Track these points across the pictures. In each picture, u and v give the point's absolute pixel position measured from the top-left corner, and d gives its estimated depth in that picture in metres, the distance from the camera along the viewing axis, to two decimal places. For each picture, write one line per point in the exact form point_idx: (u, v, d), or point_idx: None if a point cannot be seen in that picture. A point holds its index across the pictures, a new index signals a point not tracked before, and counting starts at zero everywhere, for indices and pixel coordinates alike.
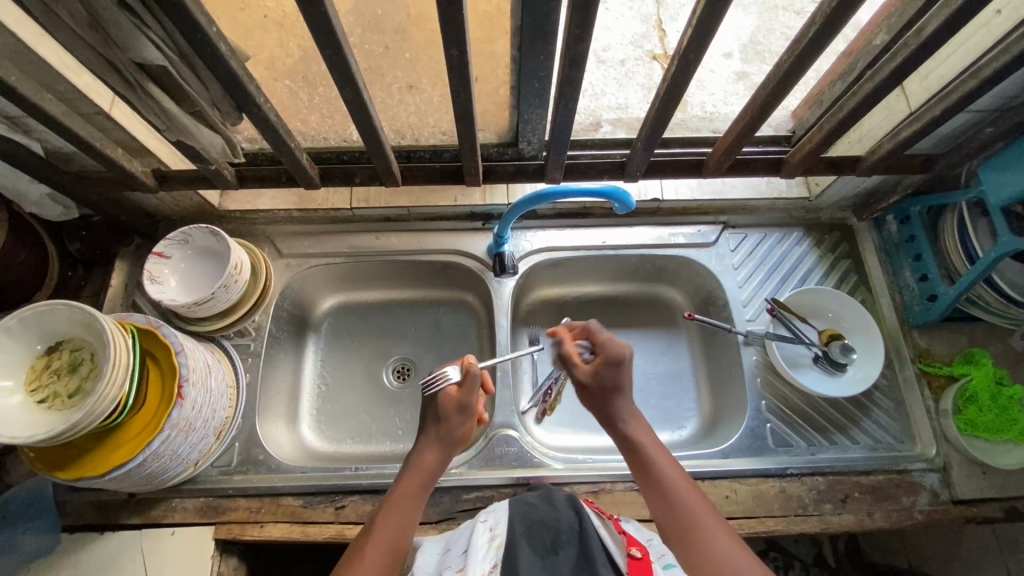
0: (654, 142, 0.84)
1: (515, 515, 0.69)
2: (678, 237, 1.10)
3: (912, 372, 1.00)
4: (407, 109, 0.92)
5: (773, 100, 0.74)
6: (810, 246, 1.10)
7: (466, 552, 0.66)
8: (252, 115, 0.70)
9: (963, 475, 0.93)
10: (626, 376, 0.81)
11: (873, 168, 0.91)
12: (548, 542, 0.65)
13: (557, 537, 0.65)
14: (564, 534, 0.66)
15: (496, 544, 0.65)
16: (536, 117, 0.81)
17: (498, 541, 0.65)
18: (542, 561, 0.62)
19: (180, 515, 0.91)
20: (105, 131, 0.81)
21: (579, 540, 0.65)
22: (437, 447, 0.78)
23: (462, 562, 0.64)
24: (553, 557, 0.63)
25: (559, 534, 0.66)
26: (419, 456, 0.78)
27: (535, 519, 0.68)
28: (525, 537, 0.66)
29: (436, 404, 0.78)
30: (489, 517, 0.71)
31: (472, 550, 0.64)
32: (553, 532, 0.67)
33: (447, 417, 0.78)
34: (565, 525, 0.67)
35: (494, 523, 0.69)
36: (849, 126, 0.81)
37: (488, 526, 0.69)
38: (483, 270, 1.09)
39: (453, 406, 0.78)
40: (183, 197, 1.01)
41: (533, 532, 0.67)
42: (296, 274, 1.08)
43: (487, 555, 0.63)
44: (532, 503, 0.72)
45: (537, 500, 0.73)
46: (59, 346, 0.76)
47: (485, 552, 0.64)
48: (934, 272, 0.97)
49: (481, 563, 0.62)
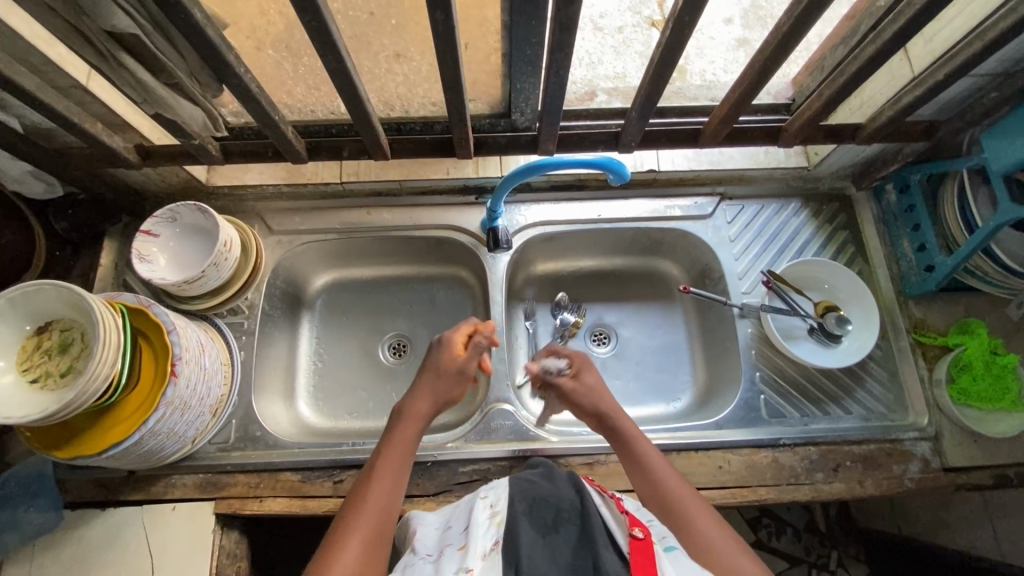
0: (649, 111, 0.81)
1: (516, 493, 0.71)
2: (675, 209, 1.09)
3: (908, 343, 1.00)
4: (394, 79, 0.88)
5: (773, 64, 0.72)
6: (807, 217, 1.09)
7: (467, 529, 0.67)
8: (232, 86, 0.68)
9: (954, 443, 0.94)
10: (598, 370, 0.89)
11: (873, 136, 0.88)
12: (550, 520, 0.66)
13: (558, 515, 0.67)
14: (565, 512, 0.67)
15: (496, 521, 0.66)
16: (528, 86, 0.79)
17: (499, 518, 0.67)
18: (543, 539, 0.63)
19: (180, 491, 0.91)
20: (83, 106, 0.78)
21: (580, 519, 0.66)
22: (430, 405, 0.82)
23: (463, 539, 0.65)
24: (553, 534, 0.64)
25: (560, 512, 0.67)
26: (413, 410, 0.81)
27: (537, 497, 0.70)
28: (527, 515, 0.67)
29: (444, 365, 0.84)
30: (489, 494, 0.72)
31: (474, 525, 0.66)
32: (553, 511, 0.68)
33: (454, 377, 0.84)
34: (567, 504, 0.68)
35: (494, 500, 0.70)
36: (851, 91, 0.79)
37: (489, 503, 0.70)
38: (477, 245, 1.08)
39: (462, 367, 0.84)
40: (169, 173, 0.99)
41: (536, 510, 0.68)
42: (288, 252, 1.07)
43: (488, 532, 0.65)
44: (533, 481, 0.74)
45: (538, 478, 0.75)
46: (49, 326, 0.76)
47: (486, 528, 0.65)
48: (932, 242, 0.95)
49: (483, 539, 0.63)
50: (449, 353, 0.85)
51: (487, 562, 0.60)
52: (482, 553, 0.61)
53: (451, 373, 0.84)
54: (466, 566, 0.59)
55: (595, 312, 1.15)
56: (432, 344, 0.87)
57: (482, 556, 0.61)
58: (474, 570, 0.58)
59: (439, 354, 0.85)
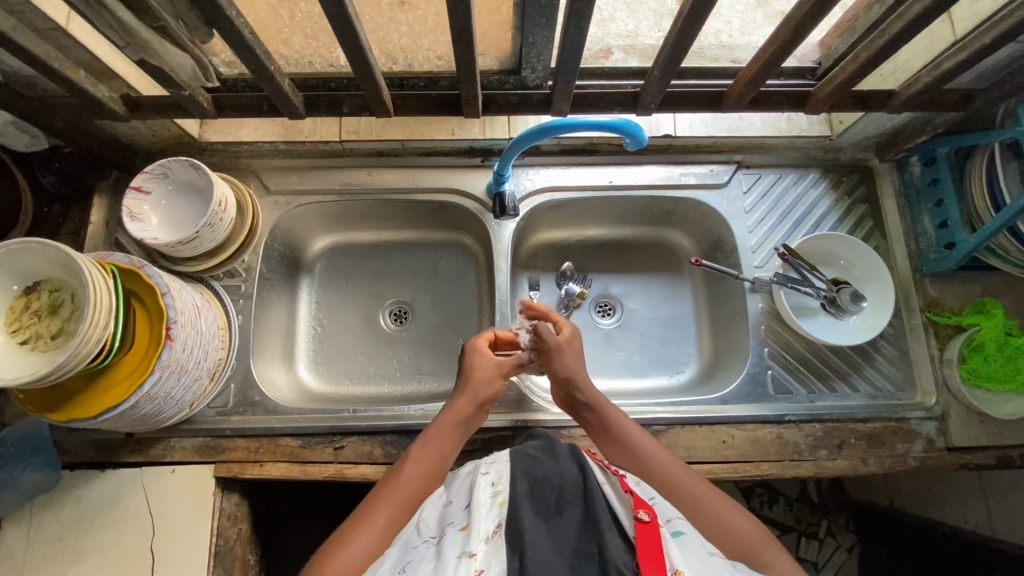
0: (671, 71, 0.76)
1: (518, 471, 0.69)
2: (689, 176, 1.04)
3: (921, 321, 0.98)
4: (398, 29, 0.80)
5: (811, 21, 0.66)
6: (826, 189, 1.05)
7: (469, 507, 0.66)
8: (224, 31, 0.62)
9: (960, 423, 0.93)
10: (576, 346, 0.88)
11: (906, 105, 0.83)
12: (552, 501, 0.64)
13: (561, 497, 0.64)
14: (568, 494, 0.65)
15: (499, 501, 0.66)
16: (542, 40, 0.73)
17: (500, 498, 0.66)
18: (546, 523, 0.61)
19: (179, 455, 0.91)
20: (64, 50, 0.73)
21: (584, 500, 0.64)
22: (471, 406, 0.82)
23: (464, 520, 0.65)
24: (557, 517, 0.62)
25: (563, 493, 0.65)
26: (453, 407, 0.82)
27: (539, 476, 0.68)
28: (529, 495, 0.65)
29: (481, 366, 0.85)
30: (490, 470, 0.73)
31: (476, 506, 0.65)
32: (556, 491, 0.66)
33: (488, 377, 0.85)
34: (570, 484, 0.66)
35: (496, 479, 0.70)
36: (890, 54, 0.73)
37: (491, 481, 0.70)
38: (482, 211, 1.04)
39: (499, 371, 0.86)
40: (159, 127, 0.93)
41: (538, 490, 0.66)
42: (285, 213, 1.03)
43: (490, 512, 0.64)
44: (534, 457, 0.72)
45: (539, 453, 0.73)
46: (37, 286, 0.72)
47: (487, 509, 0.64)
48: (954, 219, 0.92)
49: (486, 521, 0.62)
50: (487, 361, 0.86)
51: (491, 545, 0.59)
52: (485, 536, 0.60)
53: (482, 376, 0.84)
54: (469, 550, 0.58)
55: (601, 283, 1.13)
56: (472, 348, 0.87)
57: (484, 539, 0.60)
58: (478, 555, 0.57)
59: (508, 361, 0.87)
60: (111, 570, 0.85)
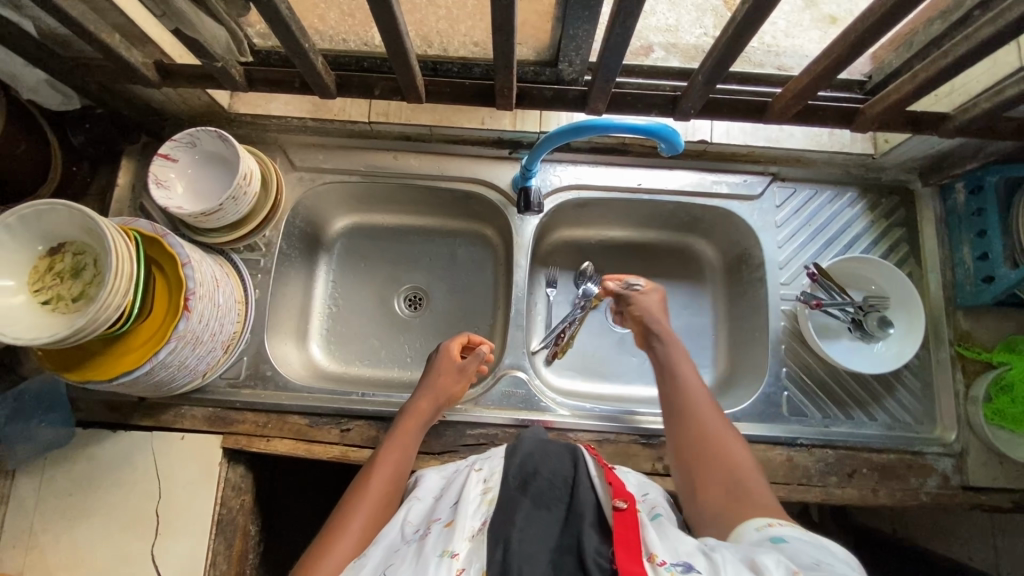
0: (717, 78, 0.73)
1: (509, 467, 0.69)
2: (721, 185, 1.01)
3: (948, 355, 0.95)
4: (437, 12, 0.80)
5: (871, 37, 0.63)
6: (863, 209, 1.01)
7: (456, 505, 0.66)
8: (261, 5, 0.61)
9: (978, 462, 0.91)
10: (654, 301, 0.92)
11: (960, 130, 0.79)
12: (541, 496, 0.64)
13: (549, 492, 0.64)
14: (556, 490, 0.64)
15: (487, 498, 0.66)
16: (583, 34, 0.71)
17: (489, 496, 0.66)
18: (533, 515, 0.60)
19: (189, 423, 0.92)
20: (100, 12, 0.72)
21: (570, 497, 0.64)
22: (431, 405, 0.85)
23: (451, 516, 0.65)
24: (544, 511, 0.61)
25: (553, 488, 0.65)
26: (417, 406, 0.84)
27: (528, 471, 0.68)
28: (520, 492, 0.65)
29: (437, 368, 0.88)
30: (483, 466, 0.73)
31: (463, 504, 0.65)
32: (546, 486, 0.65)
33: (449, 376, 0.87)
34: (560, 480, 0.66)
35: (487, 476, 0.70)
36: (950, 77, 0.70)
37: (482, 477, 0.70)
38: (506, 204, 1.02)
39: (456, 371, 0.88)
40: (190, 95, 0.93)
41: (528, 484, 0.66)
42: (308, 190, 1.02)
43: (477, 509, 0.64)
44: (526, 451, 0.72)
45: (532, 446, 0.73)
46: (62, 248, 0.73)
47: (475, 506, 0.64)
48: (996, 253, 0.88)
49: (471, 518, 0.62)
50: (447, 362, 0.89)
51: (472, 544, 0.58)
52: (470, 532, 0.60)
53: (440, 377, 0.87)
54: (452, 550, 0.58)
55: None
56: (436, 352, 0.91)
57: (468, 536, 0.60)
58: (460, 556, 0.57)
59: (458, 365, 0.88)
60: (116, 529, 0.87)
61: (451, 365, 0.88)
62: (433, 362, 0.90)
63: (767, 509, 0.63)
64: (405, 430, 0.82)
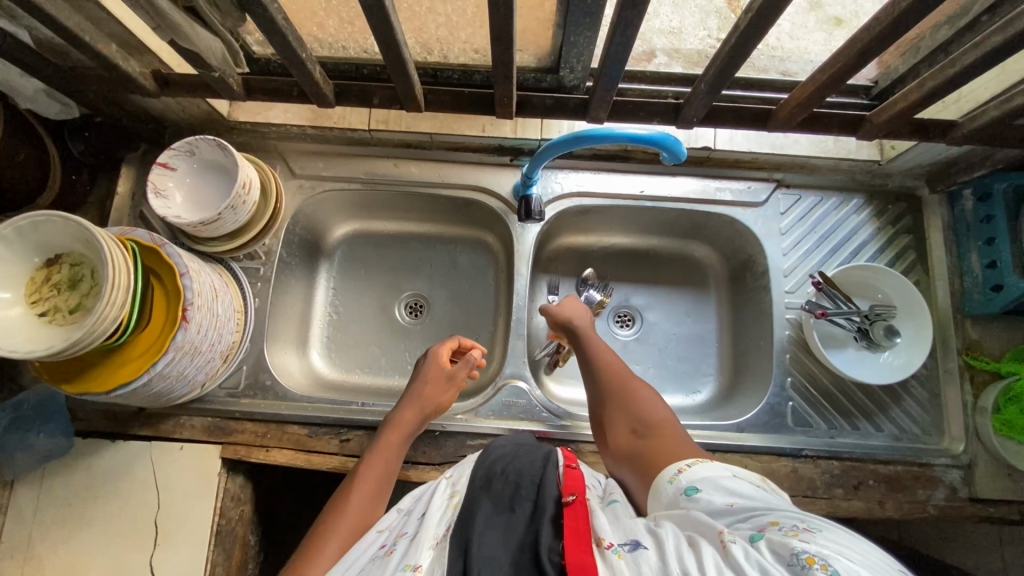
0: (720, 86, 0.72)
1: (476, 470, 0.71)
2: (725, 192, 1.00)
3: (956, 365, 0.93)
4: (435, 20, 0.77)
5: (878, 45, 0.62)
6: (869, 216, 0.99)
7: (424, 514, 0.66)
8: (256, 16, 0.61)
9: (987, 474, 0.89)
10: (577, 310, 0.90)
11: (968, 137, 0.78)
12: (505, 498, 0.64)
13: (514, 494, 0.64)
14: (522, 490, 0.64)
15: (452, 504, 0.67)
16: (584, 42, 0.70)
17: (455, 500, 0.67)
18: (496, 518, 0.60)
19: (188, 432, 0.92)
20: (97, 22, 0.72)
21: (536, 496, 0.62)
22: (418, 415, 0.84)
23: (418, 526, 0.64)
24: (507, 514, 0.60)
25: (518, 489, 0.65)
26: (402, 416, 0.83)
27: (492, 473, 0.69)
28: (486, 495, 0.65)
29: (422, 374, 0.88)
30: (453, 473, 0.74)
31: (430, 513, 0.65)
32: (511, 488, 0.65)
33: (436, 384, 0.87)
34: (526, 481, 0.65)
35: (456, 481, 0.72)
36: (958, 84, 0.68)
37: (450, 485, 0.71)
38: (507, 212, 1.01)
39: (444, 379, 0.88)
40: (189, 103, 0.92)
41: (492, 488, 0.66)
42: (308, 198, 1.01)
43: (443, 516, 0.65)
44: (496, 456, 0.73)
45: (504, 452, 0.74)
46: (59, 259, 0.72)
47: (441, 513, 0.65)
48: (1006, 261, 0.87)
49: (437, 525, 0.63)
50: (433, 370, 0.88)
51: (435, 552, 0.58)
52: (434, 538, 0.60)
53: (427, 386, 0.86)
54: (414, 562, 0.56)
55: (622, 293, 1.10)
56: (420, 358, 0.91)
57: (431, 545, 0.59)
58: (422, 567, 0.56)
59: (445, 374, 0.88)
60: (115, 539, 0.86)
61: (440, 374, 0.88)
62: (421, 369, 0.89)
63: (668, 448, 0.67)
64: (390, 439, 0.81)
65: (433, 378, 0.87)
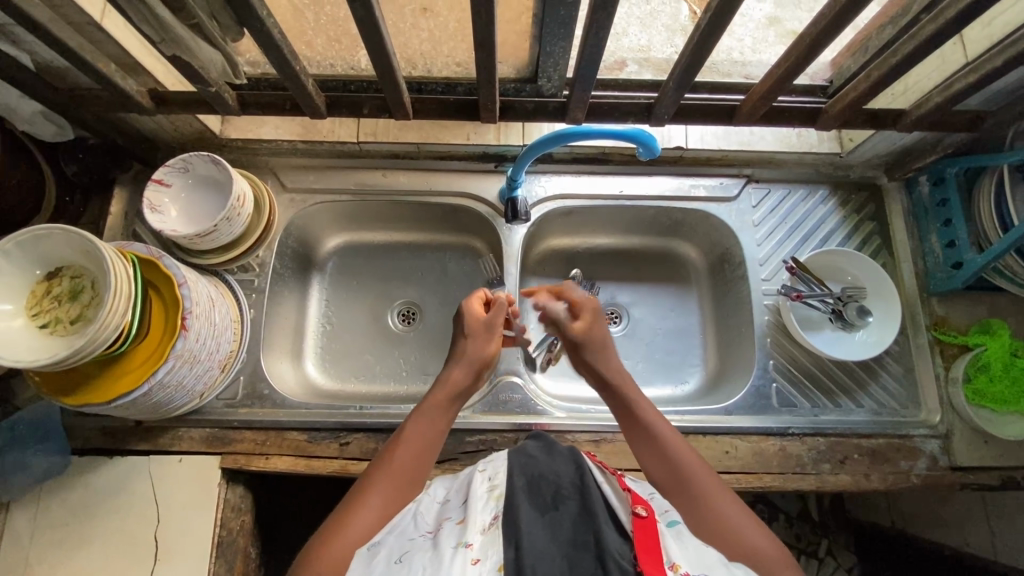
0: (686, 84, 0.78)
1: (515, 466, 0.66)
2: (699, 188, 1.06)
3: (926, 340, 0.98)
4: (420, 35, 0.83)
5: (824, 39, 0.68)
6: (835, 206, 1.06)
7: (466, 502, 0.63)
8: (254, 31, 0.65)
9: (964, 443, 0.93)
10: (596, 333, 0.82)
11: (916, 124, 0.85)
12: (548, 498, 0.61)
13: (557, 493, 0.61)
14: (564, 490, 0.61)
15: (494, 494, 0.63)
16: (559, 50, 0.75)
17: (497, 492, 0.63)
18: (542, 519, 0.57)
19: (186, 444, 0.92)
20: (97, 44, 0.75)
21: (580, 494, 0.61)
22: (466, 373, 0.78)
23: (462, 514, 0.61)
24: (552, 512, 0.58)
25: (559, 491, 0.62)
26: (449, 375, 0.77)
27: (534, 474, 0.65)
28: (525, 492, 0.62)
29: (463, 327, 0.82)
30: (486, 467, 0.70)
31: (473, 500, 0.62)
32: (552, 489, 0.62)
33: (476, 337, 0.80)
34: (567, 483, 0.63)
35: (493, 474, 0.67)
36: (900, 74, 0.75)
37: (487, 476, 0.67)
38: (494, 215, 1.05)
39: (484, 330, 0.81)
40: (182, 122, 0.96)
41: (533, 488, 0.63)
42: (300, 211, 1.05)
43: (486, 505, 0.61)
44: (533, 455, 0.69)
45: (538, 452, 0.70)
46: (59, 272, 0.74)
47: (484, 502, 0.61)
48: (962, 239, 0.93)
49: (482, 513, 0.60)
50: (472, 322, 0.82)
51: (487, 536, 0.56)
52: (481, 528, 0.57)
53: (470, 339, 0.80)
54: (466, 541, 0.55)
55: (608, 291, 1.14)
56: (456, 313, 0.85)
57: (481, 531, 0.57)
58: (474, 545, 0.54)
59: (488, 325, 0.82)
60: (114, 556, 0.86)
61: (482, 327, 0.81)
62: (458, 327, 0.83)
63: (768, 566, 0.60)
64: (437, 406, 0.75)
65: (473, 331, 0.81)
